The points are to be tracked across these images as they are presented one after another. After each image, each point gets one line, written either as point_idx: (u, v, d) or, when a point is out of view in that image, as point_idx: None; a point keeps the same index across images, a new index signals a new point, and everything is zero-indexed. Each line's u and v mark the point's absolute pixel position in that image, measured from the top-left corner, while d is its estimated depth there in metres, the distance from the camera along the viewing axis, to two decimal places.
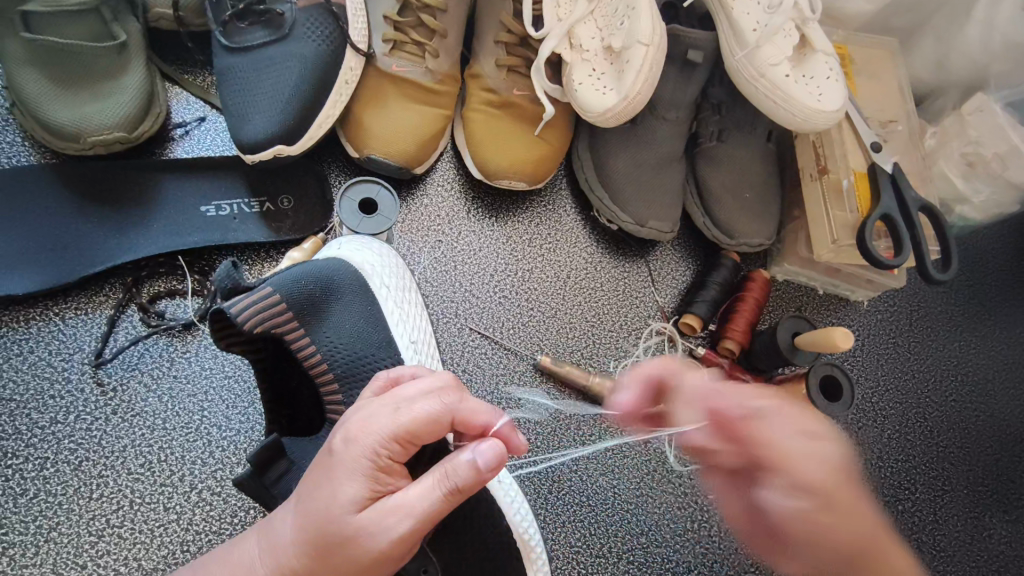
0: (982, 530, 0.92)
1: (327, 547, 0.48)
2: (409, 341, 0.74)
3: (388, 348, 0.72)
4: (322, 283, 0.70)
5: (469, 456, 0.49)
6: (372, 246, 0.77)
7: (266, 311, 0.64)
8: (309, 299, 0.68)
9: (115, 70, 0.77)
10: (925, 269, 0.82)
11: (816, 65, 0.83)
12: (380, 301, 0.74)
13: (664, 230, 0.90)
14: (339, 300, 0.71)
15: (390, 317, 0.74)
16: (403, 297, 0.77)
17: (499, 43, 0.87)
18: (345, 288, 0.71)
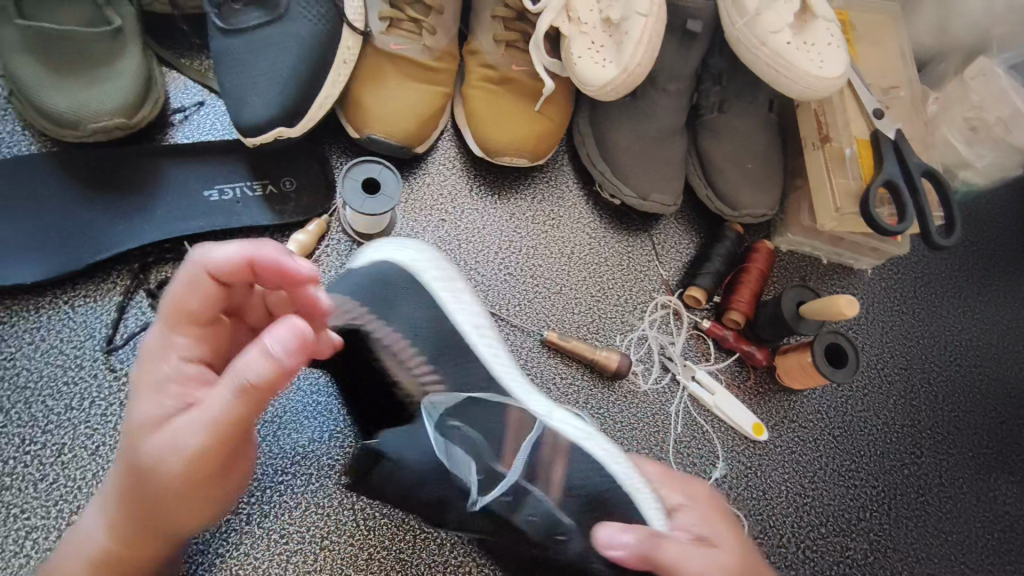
0: (988, 491, 0.93)
1: (137, 473, 0.51)
2: (472, 326, 0.71)
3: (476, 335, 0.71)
4: (384, 284, 0.70)
5: (257, 348, 0.48)
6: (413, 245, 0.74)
7: (326, 314, 0.65)
8: (371, 297, 0.69)
9: (110, 55, 0.77)
10: (928, 234, 0.81)
11: (818, 32, 0.82)
12: (435, 291, 0.71)
13: (668, 203, 0.90)
14: (403, 294, 0.70)
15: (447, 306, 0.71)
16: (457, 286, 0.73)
17: (496, 18, 0.86)
18: (405, 282, 0.70)
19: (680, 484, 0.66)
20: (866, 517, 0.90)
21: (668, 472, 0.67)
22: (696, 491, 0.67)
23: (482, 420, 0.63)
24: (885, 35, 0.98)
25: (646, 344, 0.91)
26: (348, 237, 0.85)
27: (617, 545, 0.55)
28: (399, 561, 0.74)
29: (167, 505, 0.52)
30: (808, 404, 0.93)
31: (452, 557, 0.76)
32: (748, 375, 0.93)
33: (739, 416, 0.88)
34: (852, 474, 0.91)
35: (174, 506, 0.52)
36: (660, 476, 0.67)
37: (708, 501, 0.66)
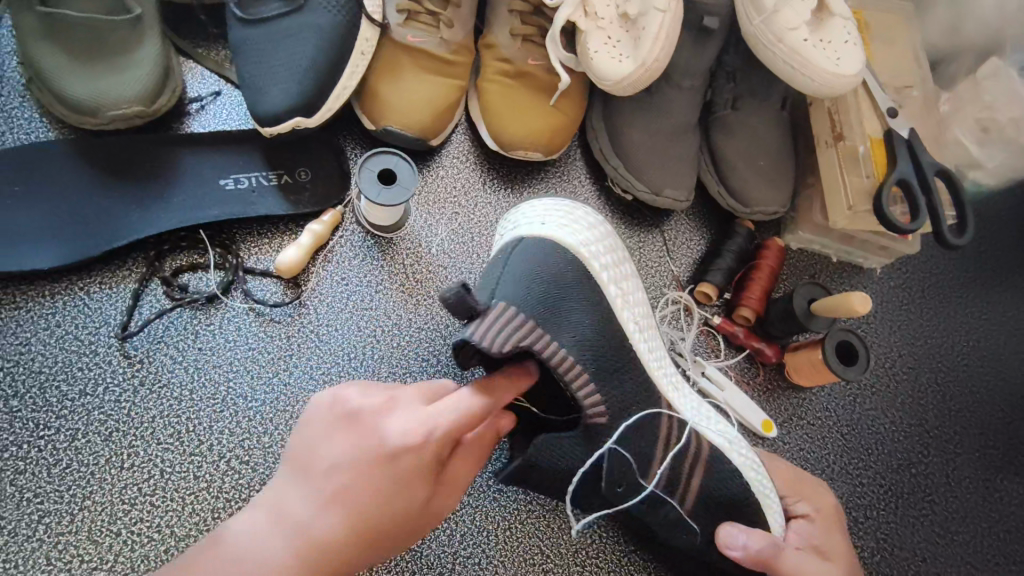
0: (994, 491, 0.93)
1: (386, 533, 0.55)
2: (632, 321, 0.74)
3: (619, 347, 0.71)
4: (553, 285, 0.70)
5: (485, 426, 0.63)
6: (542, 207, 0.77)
7: (507, 325, 0.64)
8: (537, 299, 0.68)
9: (130, 43, 0.77)
10: (941, 233, 0.82)
11: (834, 29, 0.83)
12: (602, 284, 0.73)
13: (681, 198, 0.90)
14: (570, 298, 0.70)
15: (616, 304, 0.73)
16: (620, 273, 0.76)
17: (513, 12, 0.87)
18: (569, 279, 0.71)
19: (804, 489, 0.73)
20: (874, 514, 0.90)
21: (795, 477, 0.74)
22: (819, 496, 0.73)
23: (636, 436, 0.69)
24: (900, 34, 0.99)
25: (656, 339, 0.91)
26: (362, 228, 0.85)
27: (738, 543, 0.64)
28: (408, 551, 0.75)
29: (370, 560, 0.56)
30: (817, 402, 0.93)
31: (461, 548, 0.76)
32: (757, 371, 0.93)
33: (748, 412, 0.89)
34: (860, 472, 0.91)
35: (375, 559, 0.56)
36: (783, 482, 0.74)
37: (830, 510, 0.72)
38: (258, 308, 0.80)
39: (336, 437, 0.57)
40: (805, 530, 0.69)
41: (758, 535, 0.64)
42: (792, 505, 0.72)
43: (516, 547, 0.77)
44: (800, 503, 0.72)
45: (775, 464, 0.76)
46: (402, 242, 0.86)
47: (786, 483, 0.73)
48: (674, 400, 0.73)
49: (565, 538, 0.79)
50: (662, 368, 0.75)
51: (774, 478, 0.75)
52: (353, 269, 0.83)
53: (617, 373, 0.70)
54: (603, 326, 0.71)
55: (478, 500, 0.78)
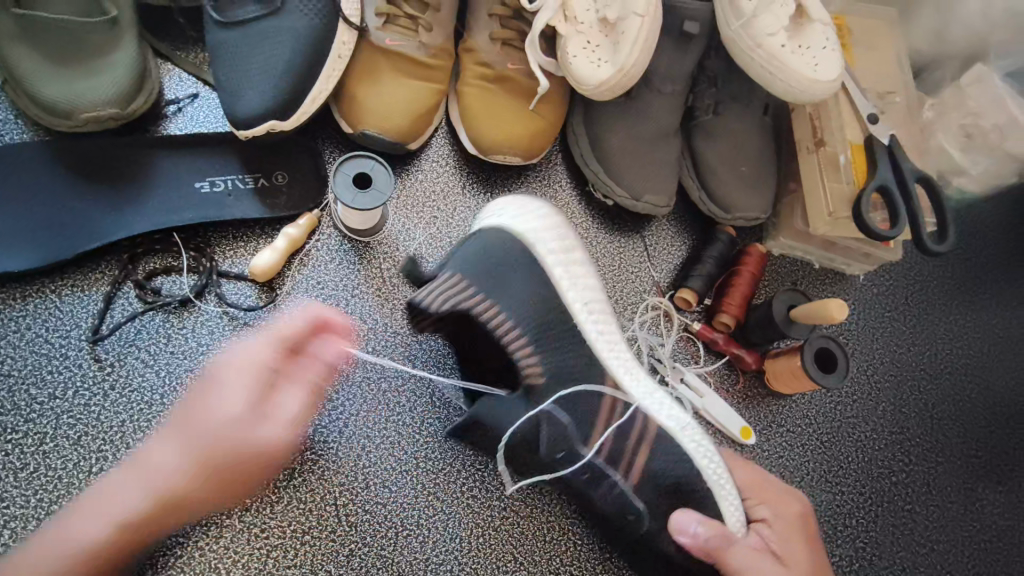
0: (975, 501, 0.93)
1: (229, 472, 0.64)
2: (582, 305, 0.74)
3: (553, 318, 0.72)
4: (497, 262, 0.71)
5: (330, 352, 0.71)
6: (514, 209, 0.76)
7: (454, 292, 0.68)
8: (484, 275, 0.70)
9: (105, 45, 0.77)
10: (921, 240, 0.81)
11: (814, 35, 0.82)
12: (548, 267, 0.73)
13: (660, 204, 0.90)
14: (511, 274, 0.71)
15: (560, 285, 0.73)
16: (569, 259, 0.75)
17: (493, 16, 0.86)
18: (512, 260, 0.72)
19: (770, 494, 0.71)
20: (853, 523, 0.89)
21: (762, 481, 0.72)
22: (785, 501, 0.71)
23: (574, 402, 0.70)
24: (883, 40, 0.98)
25: (635, 345, 0.91)
26: (339, 232, 0.85)
27: (689, 533, 0.64)
28: (380, 557, 0.74)
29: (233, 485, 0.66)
30: (797, 409, 0.93)
31: (433, 554, 0.76)
32: (737, 378, 0.93)
33: (727, 419, 0.88)
34: (839, 480, 0.91)
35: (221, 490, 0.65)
36: (747, 484, 0.71)
37: (794, 518, 0.69)
38: (231, 312, 0.79)
39: (209, 399, 0.65)
40: (770, 533, 0.67)
41: (710, 524, 0.65)
42: (754, 508, 0.70)
43: (489, 554, 0.77)
44: (762, 507, 0.69)
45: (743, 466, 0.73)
46: (380, 246, 0.86)
47: (752, 486, 0.71)
48: (626, 383, 0.72)
49: (538, 545, 0.79)
50: (612, 353, 0.74)
51: (739, 480, 0.72)
52: (329, 273, 0.83)
53: (562, 342, 0.72)
54: (545, 304, 0.71)
55: (451, 506, 0.78)
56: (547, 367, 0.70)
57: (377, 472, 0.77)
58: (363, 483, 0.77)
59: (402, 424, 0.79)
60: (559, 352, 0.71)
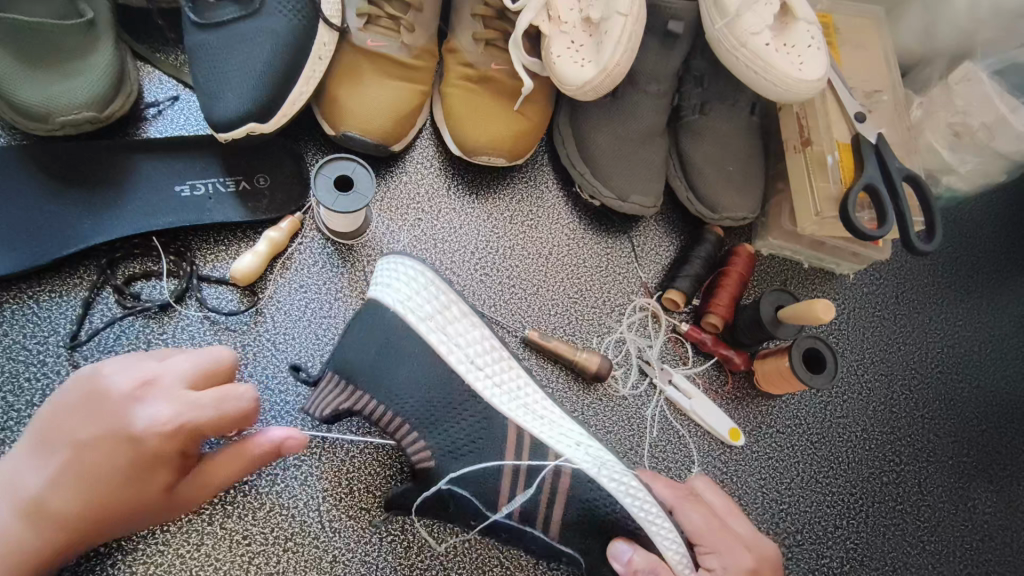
0: (967, 500, 0.92)
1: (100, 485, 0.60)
2: (512, 403, 0.73)
3: (445, 386, 0.71)
4: (378, 339, 0.71)
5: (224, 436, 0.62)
6: (393, 266, 0.74)
7: (333, 396, 0.70)
8: (356, 367, 0.69)
9: (82, 48, 0.76)
10: (908, 240, 0.80)
11: (799, 33, 0.81)
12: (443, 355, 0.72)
13: (647, 204, 0.89)
14: (389, 360, 0.70)
15: (441, 349, 0.72)
16: (445, 319, 0.74)
17: (476, 16, 0.86)
18: (382, 338, 0.71)
19: (723, 541, 0.66)
20: (843, 524, 0.89)
21: (714, 526, 0.67)
22: (736, 551, 0.65)
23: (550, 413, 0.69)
24: (870, 38, 0.98)
25: (623, 347, 0.90)
26: (322, 235, 0.84)
27: (622, 561, 0.65)
28: (363, 563, 0.74)
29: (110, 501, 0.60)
30: (787, 410, 0.92)
31: (419, 559, 0.75)
32: (726, 379, 0.92)
33: (716, 421, 0.87)
34: (829, 481, 0.90)
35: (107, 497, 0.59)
36: (699, 529, 0.67)
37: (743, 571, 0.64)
38: (212, 317, 0.79)
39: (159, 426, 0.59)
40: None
41: (644, 555, 0.64)
42: (701, 557, 0.66)
43: (474, 558, 0.76)
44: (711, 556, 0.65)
45: (696, 510, 0.69)
46: (363, 249, 0.85)
47: (703, 531, 0.67)
48: (529, 427, 0.72)
49: (524, 549, 0.78)
50: (514, 401, 0.74)
51: (690, 525, 0.67)
52: (312, 277, 0.82)
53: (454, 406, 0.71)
54: (433, 375, 0.71)
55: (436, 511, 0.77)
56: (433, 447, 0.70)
57: (360, 477, 0.76)
58: (346, 488, 0.76)
59: None
60: (446, 428, 0.70)
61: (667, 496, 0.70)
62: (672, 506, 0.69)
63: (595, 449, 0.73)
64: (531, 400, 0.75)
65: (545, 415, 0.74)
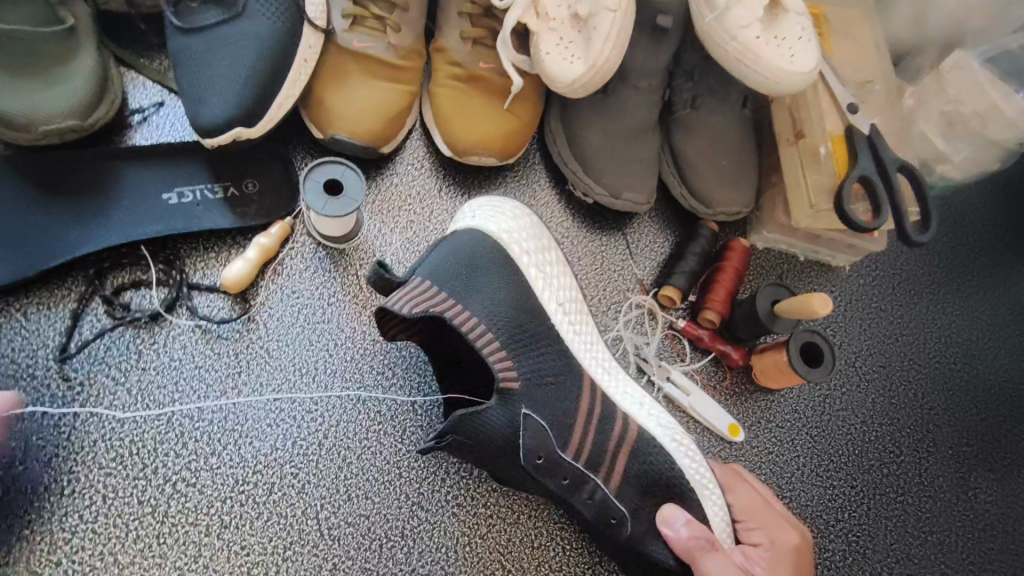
0: (968, 490, 0.92)
1: None
2: (593, 357, 0.76)
3: (534, 320, 0.72)
4: (468, 262, 0.70)
5: None
6: (491, 208, 0.77)
7: (426, 299, 0.65)
8: (455, 281, 0.68)
9: (64, 55, 0.75)
10: (904, 230, 0.80)
11: (789, 25, 0.81)
12: (538, 294, 0.73)
13: (640, 201, 0.88)
14: (482, 275, 0.70)
15: (535, 283, 0.73)
16: (544, 259, 0.76)
17: (462, 15, 0.85)
18: (477, 258, 0.71)
19: (769, 517, 0.71)
20: (844, 517, 0.88)
21: (760, 504, 0.72)
22: (783, 527, 0.70)
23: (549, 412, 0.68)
24: (860, 28, 0.97)
25: (620, 344, 0.90)
26: (313, 240, 0.83)
27: (673, 528, 0.67)
28: (363, 570, 0.73)
29: None
30: (786, 404, 0.92)
31: (419, 565, 0.74)
32: (724, 375, 0.91)
33: (715, 417, 0.87)
34: (829, 474, 0.90)
35: None
36: (747, 507, 0.72)
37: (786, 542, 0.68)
38: (204, 326, 0.78)
39: None
40: (756, 558, 0.68)
41: (697, 527, 0.66)
42: (748, 531, 0.71)
43: (477, 562, 0.76)
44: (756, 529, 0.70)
45: (744, 488, 0.73)
46: (356, 253, 0.84)
47: (750, 509, 0.71)
48: (600, 378, 0.75)
49: (526, 551, 0.77)
50: (591, 354, 0.76)
51: (739, 502, 0.72)
52: (304, 282, 0.81)
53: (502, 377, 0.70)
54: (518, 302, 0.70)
55: (435, 516, 0.76)
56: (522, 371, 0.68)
57: (358, 483, 0.76)
58: (344, 495, 0.75)
59: (383, 434, 0.77)
60: (535, 356, 0.70)
61: (719, 473, 0.74)
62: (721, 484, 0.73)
63: (657, 410, 0.75)
64: (602, 355, 0.77)
65: (614, 370, 0.77)
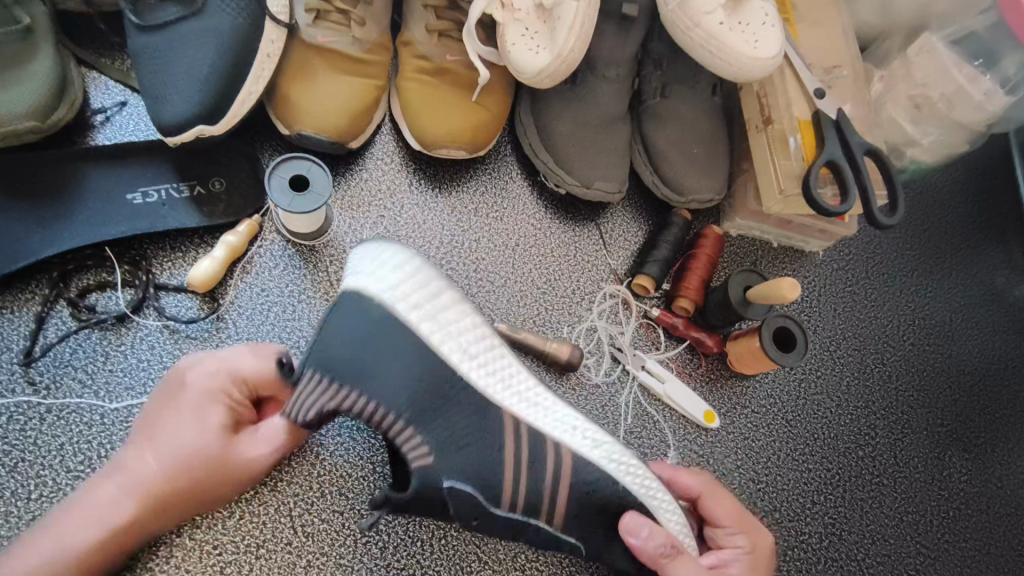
0: (943, 469, 0.93)
1: (188, 463, 0.64)
2: (516, 396, 0.70)
3: (443, 373, 0.67)
4: (359, 332, 0.65)
5: None
6: (377, 252, 0.71)
7: (320, 393, 0.65)
8: (347, 368, 0.64)
9: (22, 55, 0.74)
10: (872, 214, 0.80)
11: (753, 11, 0.81)
12: (449, 353, 0.68)
13: (612, 190, 0.88)
14: (393, 347, 0.66)
15: (434, 339, 0.68)
16: (435, 305, 0.70)
17: (428, 7, 0.84)
18: (370, 331, 0.66)
19: (747, 525, 0.71)
20: (820, 500, 0.89)
21: (737, 511, 0.71)
22: (760, 534, 0.71)
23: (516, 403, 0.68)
24: (829, 13, 0.97)
25: (595, 335, 0.90)
26: (282, 237, 0.82)
27: (639, 537, 0.64)
28: (338, 566, 0.73)
29: (196, 482, 0.65)
30: (761, 389, 0.92)
31: (394, 560, 0.74)
32: (700, 362, 0.92)
33: (690, 405, 0.87)
34: (806, 457, 0.90)
35: (200, 486, 0.65)
36: (726, 515, 0.71)
37: (765, 551, 0.70)
38: (171, 326, 0.77)
39: (178, 425, 0.65)
40: (732, 560, 0.68)
41: (662, 533, 0.64)
42: (729, 537, 0.70)
43: (452, 556, 0.75)
44: (739, 536, 0.70)
45: (724, 498, 0.72)
46: (326, 249, 0.84)
47: (729, 516, 0.71)
48: (524, 416, 0.69)
49: (500, 543, 0.77)
50: (508, 390, 0.70)
51: (716, 510, 0.71)
52: (273, 280, 0.81)
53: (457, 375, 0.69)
54: (422, 365, 0.67)
55: (411, 510, 0.76)
56: (432, 441, 0.65)
57: (331, 480, 0.75)
58: (318, 492, 0.75)
59: (357, 430, 0.78)
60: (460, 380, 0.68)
61: (696, 484, 0.73)
62: (700, 495, 0.72)
63: (592, 431, 0.72)
64: (524, 388, 0.72)
65: (541, 404, 0.72)
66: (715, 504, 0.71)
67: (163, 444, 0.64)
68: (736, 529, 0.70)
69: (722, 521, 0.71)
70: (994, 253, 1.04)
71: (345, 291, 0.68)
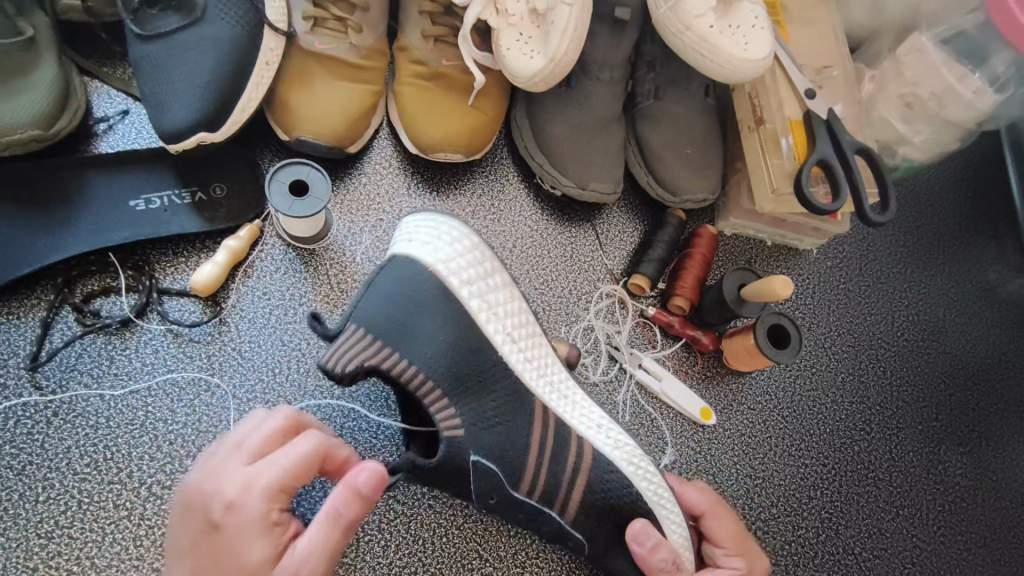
0: (938, 464, 0.94)
1: None
2: (545, 379, 0.74)
3: (479, 355, 0.71)
4: (410, 298, 0.70)
5: (351, 480, 0.56)
6: (433, 222, 0.75)
7: (360, 348, 0.66)
8: (393, 325, 0.68)
9: (25, 65, 0.75)
10: (864, 213, 0.81)
11: (743, 14, 0.82)
12: (489, 332, 0.72)
13: (607, 192, 0.90)
14: (428, 316, 0.70)
15: (479, 317, 0.72)
16: (484, 284, 0.74)
17: (423, 13, 0.86)
18: (418, 299, 0.70)
19: (745, 548, 0.71)
20: (816, 496, 0.90)
21: (739, 533, 0.72)
22: (756, 558, 0.71)
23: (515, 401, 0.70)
24: (820, 14, 0.98)
25: (592, 334, 0.91)
26: (283, 241, 0.84)
27: (643, 546, 0.65)
28: (341, 564, 0.74)
29: None
30: (757, 386, 0.93)
31: (396, 558, 0.75)
32: (696, 360, 0.93)
33: (687, 402, 0.88)
34: (802, 453, 0.92)
35: None
36: (725, 535, 0.72)
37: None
38: (175, 330, 0.78)
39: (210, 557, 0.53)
40: None
41: (666, 548, 0.65)
42: (725, 558, 0.70)
43: (453, 553, 0.77)
44: (736, 558, 0.70)
45: (727, 518, 0.73)
46: (326, 253, 0.85)
47: (728, 538, 0.71)
48: (553, 404, 0.73)
49: (500, 540, 0.78)
50: (543, 378, 0.74)
51: (716, 529, 0.72)
52: (275, 283, 0.82)
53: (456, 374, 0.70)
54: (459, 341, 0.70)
55: (412, 509, 0.77)
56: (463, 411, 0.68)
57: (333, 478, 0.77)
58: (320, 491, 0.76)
59: (359, 429, 0.79)
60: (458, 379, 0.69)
61: (702, 502, 0.73)
62: (703, 512, 0.73)
63: (616, 432, 0.74)
64: (554, 377, 0.75)
65: (569, 394, 0.75)
66: (716, 524, 0.72)
67: (200, 575, 0.53)
68: (732, 552, 0.71)
69: (721, 541, 0.71)
70: (987, 248, 1.05)
71: (396, 256, 0.73)
